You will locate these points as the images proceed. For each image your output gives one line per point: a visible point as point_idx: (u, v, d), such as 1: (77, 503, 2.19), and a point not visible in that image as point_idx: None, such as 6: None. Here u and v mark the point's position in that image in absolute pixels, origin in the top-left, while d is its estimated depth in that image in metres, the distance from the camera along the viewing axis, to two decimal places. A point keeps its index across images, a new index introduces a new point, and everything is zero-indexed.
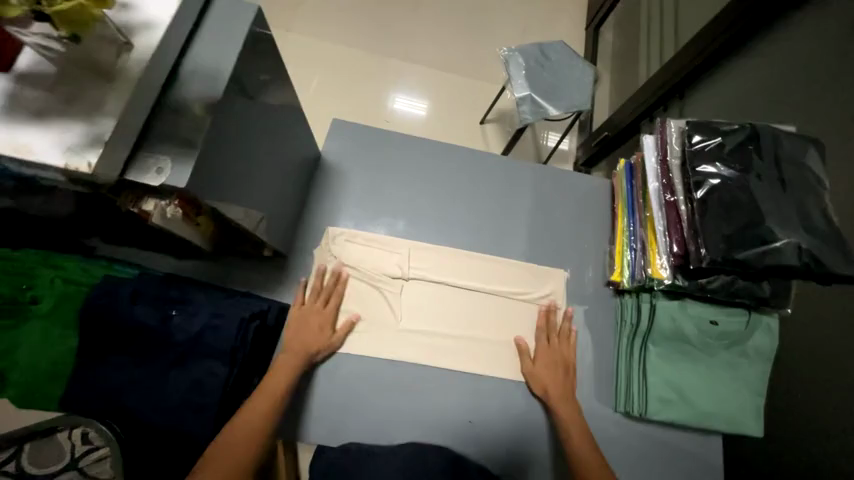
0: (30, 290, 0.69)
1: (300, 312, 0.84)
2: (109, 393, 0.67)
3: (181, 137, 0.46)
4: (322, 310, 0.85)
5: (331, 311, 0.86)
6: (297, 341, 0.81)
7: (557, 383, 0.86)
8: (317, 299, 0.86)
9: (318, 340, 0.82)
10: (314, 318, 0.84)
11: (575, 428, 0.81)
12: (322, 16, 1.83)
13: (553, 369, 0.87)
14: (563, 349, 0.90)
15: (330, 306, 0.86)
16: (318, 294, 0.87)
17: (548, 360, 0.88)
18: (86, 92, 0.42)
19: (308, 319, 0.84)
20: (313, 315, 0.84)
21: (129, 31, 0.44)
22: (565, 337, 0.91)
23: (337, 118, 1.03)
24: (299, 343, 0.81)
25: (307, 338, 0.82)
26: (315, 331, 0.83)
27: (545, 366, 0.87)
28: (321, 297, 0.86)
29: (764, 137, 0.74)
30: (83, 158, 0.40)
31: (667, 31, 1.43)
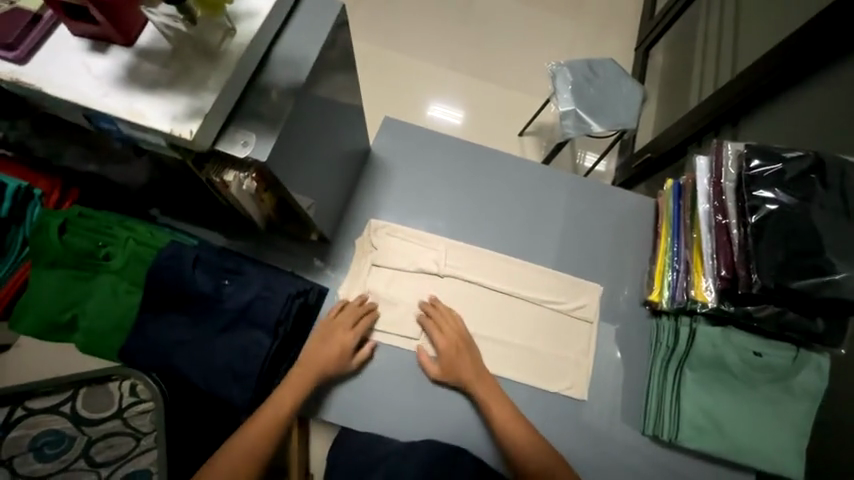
0: (104, 247, 0.76)
1: (330, 326, 0.84)
2: (165, 347, 0.74)
3: (265, 117, 0.51)
4: (351, 332, 0.84)
5: (358, 335, 0.84)
6: (318, 357, 0.81)
7: (472, 372, 0.84)
8: (347, 316, 0.85)
9: (336, 361, 0.82)
10: (340, 337, 0.83)
11: (500, 414, 0.81)
12: (376, 20, 1.90)
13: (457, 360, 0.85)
14: (458, 336, 0.87)
15: (358, 330, 0.85)
16: (352, 311, 0.86)
17: (448, 351, 0.86)
18: (193, 68, 0.47)
19: (333, 338, 0.82)
20: (337, 333, 0.83)
21: (234, 18, 0.49)
22: (451, 322, 0.88)
23: (388, 117, 1.07)
24: (320, 360, 0.81)
25: (328, 355, 0.81)
26: (336, 350, 0.82)
27: (448, 358, 0.85)
28: (353, 316, 0.85)
29: (830, 166, 0.71)
30: (186, 126, 0.44)
31: (724, 56, 1.40)
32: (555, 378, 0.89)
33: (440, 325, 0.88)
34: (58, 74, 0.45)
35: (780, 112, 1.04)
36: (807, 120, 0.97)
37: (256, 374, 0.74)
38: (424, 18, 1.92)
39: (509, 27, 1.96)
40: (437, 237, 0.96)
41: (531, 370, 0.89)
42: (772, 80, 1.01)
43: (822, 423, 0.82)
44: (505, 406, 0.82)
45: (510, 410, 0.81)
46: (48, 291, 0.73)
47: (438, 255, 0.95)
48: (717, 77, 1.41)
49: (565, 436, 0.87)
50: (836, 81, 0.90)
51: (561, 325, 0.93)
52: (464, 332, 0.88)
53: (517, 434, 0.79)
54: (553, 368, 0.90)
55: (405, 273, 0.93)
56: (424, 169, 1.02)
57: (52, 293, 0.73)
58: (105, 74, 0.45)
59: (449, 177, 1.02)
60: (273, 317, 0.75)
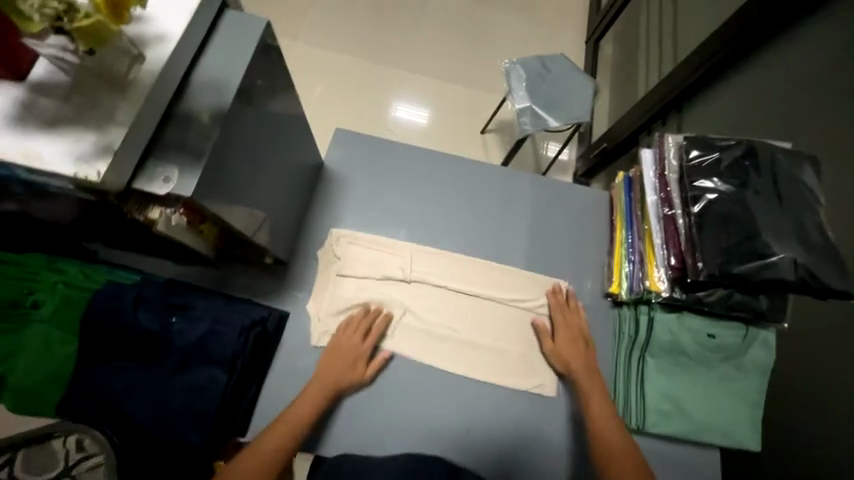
0: (31, 294, 0.69)
1: (339, 340, 0.83)
2: (108, 400, 0.68)
3: (189, 147, 0.47)
4: (360, 344, 0.83)
5: (369, 346, 0.83)
6: (328, 370, 0.80)
7: (580, 353, 0.87)
8: (356, 330, 0.84)
9: (348, 375, 0.81)
10: (350, 351, 0.82)
11: (590, 385, 0.83)
12: (328, 26, 1.87)
13: (572, 339, 0.89)
14: (574, 322, 0.91)
15: (370, 341, 0.84)
16: (358, 325, 0.85)
17: (565, 329, 0.90)
18: (98, 100, 0.43)
19: (343, 351, 0.82)
20: (345, 344, 0.83)
21: (141, 43, 0.45)
22: (573, 307, 0.93)
23: (339, 128, 1.04)
24: (334, 371, 0.80)
25: (338, 367, 0.80)
26: (348, 362, 0.81)
27: (562, 336, 0.89)
28: (362, 328, 0.84)
29: (761, 152, 0.75)
30: (92, 167, 0.40)
31: (667, 46, 1.47)
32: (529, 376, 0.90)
33: (565, 307, 0.93)
34: None
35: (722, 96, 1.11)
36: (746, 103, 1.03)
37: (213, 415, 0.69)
38: (378, 22, 1.90)
39: (462, 26, 1.96)
40: (400, 241, 0.95)
41: (506, 374, 0.89)
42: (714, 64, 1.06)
43: (778, 391, 0.87)
44: (596, 382, 0.83)
45: (597, 387, 0.83)
46: None
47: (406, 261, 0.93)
48: (661, 67, 1.47)
49: (545, 435, 0.87)
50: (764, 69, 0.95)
51: (530, 321, 0.94)
52: (583, 329, 0.91)
53: (597, 407, 0.79)
54: (526, 366, 0.90)
55: (371, 288, 0.91)
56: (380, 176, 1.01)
57: None
58: None
59: (405, 180, 1.01)
60: (228, 351, 0.71)
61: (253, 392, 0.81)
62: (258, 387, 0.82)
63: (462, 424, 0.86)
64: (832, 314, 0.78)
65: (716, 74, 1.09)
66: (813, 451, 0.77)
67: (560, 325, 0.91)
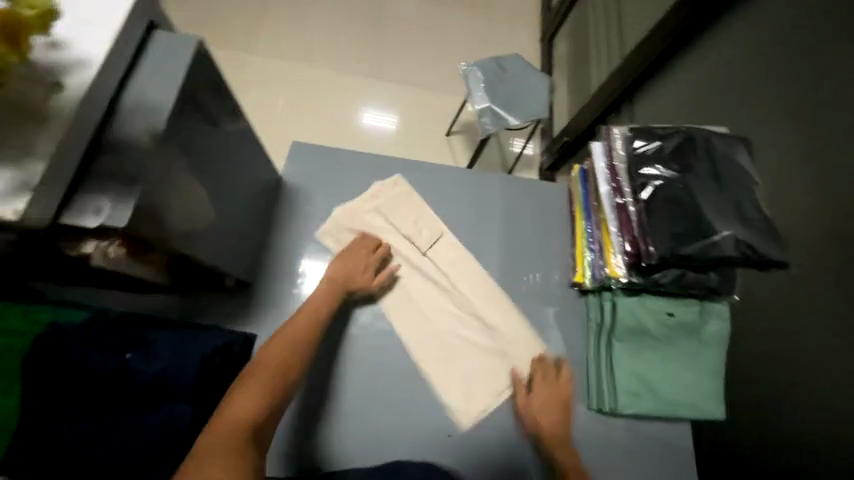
0: None
1: (348, 250, 0.90)
2: (57, 453, 0.62)
3: (124, 177, 0.46)
4: (367, 255, 0.90)
5: (375, 257, 0.90)
6: (338, 271, 0.86)
7: (557, 422, 0.83)
8: (364, 244, 0.91)
9: (355, 279, 0.87)
10: (358, 259, 0.89)
11: (565, 459, 0.78)
12: (284, 39, 1.84)
13: (551, 402, 0.85)
14: (559, 384, 0.87)
15: (377, 255, 0.91)
16: (366, 240, 0.92)
17: (546, 390, 0.86)
18: (12, 133, 0.40)
19: (352, 260, 0.88)
20: (354, 254, 0.89)
21: (58, 70, 0.43)
22: (560, 370, 0.89)
23: (296, 141, 1.02)
24: (342, 274, 0.86)
25: (347, 269, 0.87)
26: (356, 268, 0.87)
27: (541, 396, 0.85)
28: (370, 243, 0.92)
29: (698, 138, 0.80)
30: (9, 204, 0.38)
31: (614, 41, 1.53)
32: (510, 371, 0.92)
33: (551, 370, 0.89)
34: None
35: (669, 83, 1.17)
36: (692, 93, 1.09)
37: (179, 453, 0.64)
38: (335, 32, 1.89)
39: (419, 31, 1.98)
40: (418, 261, 0.97)
41: (484, 374, 0.90)
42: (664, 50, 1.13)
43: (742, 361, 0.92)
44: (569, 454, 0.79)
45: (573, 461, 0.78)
46: None
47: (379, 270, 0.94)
48: (611, 61, 1.53)
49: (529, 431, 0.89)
50: None
51: (514, 326, 0.94)
52: (567, 396, 0.86)
53: None
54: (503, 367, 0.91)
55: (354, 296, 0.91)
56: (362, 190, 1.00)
57: None
58: None
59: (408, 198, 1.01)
60: (191, 382, 0.68)
61: None
62: None
63: (438, 425, 0.86)
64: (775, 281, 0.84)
65: (659, 65, 1.19)
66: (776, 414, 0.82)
67: (542, 387, 0.86)
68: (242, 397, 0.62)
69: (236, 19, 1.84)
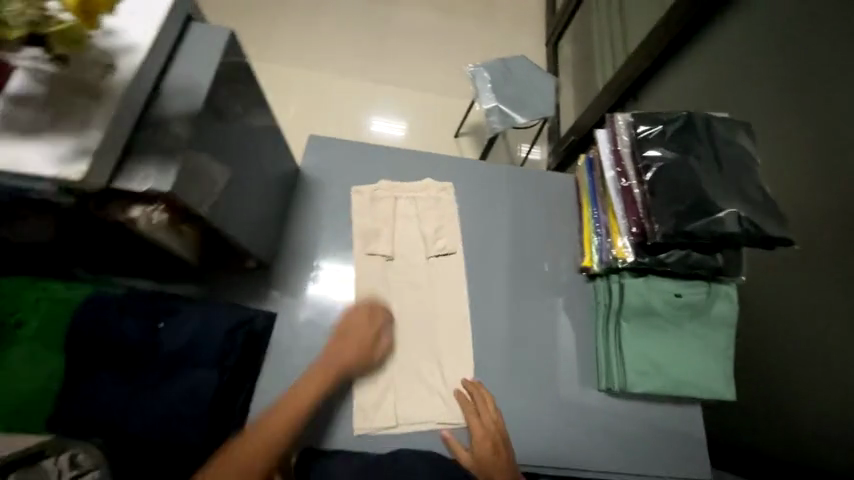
0: (16, 313, 0.69)
1: (351, 314, 0.87)
2: (95, 414, 0.67)
3: (163, 148, 0.50)
4: (371, 344, 0.85)
5: (376, 325, 0.87)
6: (342, 360, 0.82)
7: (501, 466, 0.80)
8: (364, 316, 0.87)
9: (352, 356, 0.82)
10: (359, 334, 0.85)
11: None
12: (298, 48, 1.93)
13: (492, 447, 0.82)
14: (491, 420, 0.85)
15: (375, 328, 0.87)
16: (364, 311, 0.88)
17: (482, 438, 0.82)
18: (75, 109, 0.45)
19: (355, 330, 0.85)
20: (359, 327, 0.85)
21: (112, 52, 0.48)
22: (489, 406, 0.86)
23: (314, 134, 1.08)
24: (355, 336, 0.84)
25: (352, 355, 0.82)
26: (360, 347, 0.83)
27: (481, 444, 0.82)
28: (365, 314, 0.87)
29: (700, 121, 0.82)
30: (74, 167, 0.43)
31: (619, 40, 1.57)
32: (518, 352, 0.94)
33: (481, 406, 0.86)
34: None
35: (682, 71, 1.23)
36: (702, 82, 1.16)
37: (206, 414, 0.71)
38: (346, 40, 1.97)
39: (427, 38, 2.05)
40: (420, 266, 0.99)
41: (494, 355, 0.94)
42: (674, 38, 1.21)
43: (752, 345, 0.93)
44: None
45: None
46: None
47: (387, 259, 0.98)
48: (615, 60, 1.57)
49: (539, 412, 0.90)
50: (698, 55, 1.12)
51: (521, 308, 0.98)
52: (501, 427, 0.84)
53: None
54: (511, 348, 0.94)
55: (368, 280, 0.95)
56: (395, 185, 1.04)
57: None
58: None
59: (436, 202, 1.04)
60: (216, 351, 0.74)
61: (247, 391, 0.83)
62: (250, 389, 0.83)
63: (443, 411, 0.88)
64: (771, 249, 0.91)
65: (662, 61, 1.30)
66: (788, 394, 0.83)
67: (477, 434, 0.83)
68: (237, 464, 0.65)
69: (252, 30, 1.93)
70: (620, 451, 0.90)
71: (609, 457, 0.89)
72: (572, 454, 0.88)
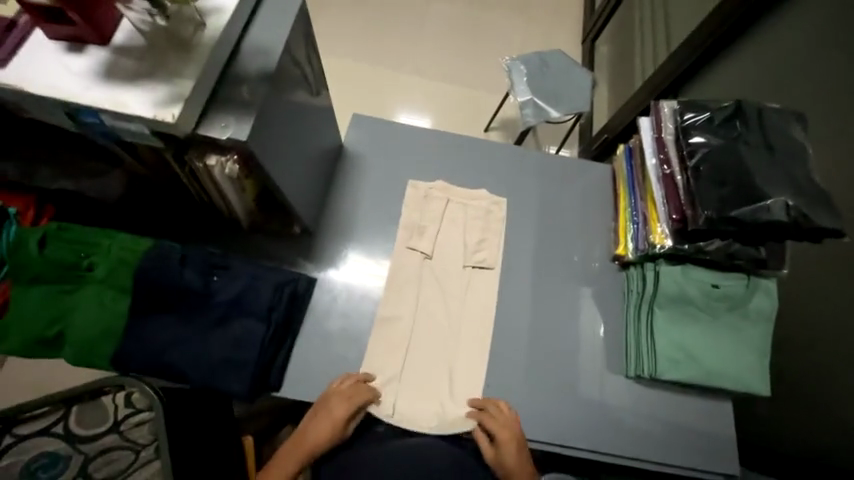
0: (87, 258, 0.75)
1: (324, 400, 0.83)
2: (155, 354, 0.74)
3: (241, 104, 0.55)
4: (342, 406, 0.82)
5: (349, 408, 0.82)
6: (315, 439, 0.82)
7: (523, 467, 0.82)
8: (341, 393, 0.83)
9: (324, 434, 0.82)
10: (333, 413, 0.82)
11: None
12: (337, 37, 1.98)
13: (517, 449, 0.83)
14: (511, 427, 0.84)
15: (354, 402, 0.82)
16: (343, 391, 0.83)
17: (505, 444, 0.83)
18: (170, 60, 0.50)
19: (325, 411, 0.82)
20: (323, 428, 0.82)
21: (203, 12, 0.53)
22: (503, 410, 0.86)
23: (358, 113, 1.12)
24: (316, 436, 0.82)
25: (324, 435, 0.82)
26: (330, 435, 0.82)
27: (506, 449, 0.83)
28: (346, 393, 0.83)
29: (750, 110, 0.82)
30: (168, 110, 0.48)
31: (660, 37, 1.55)
32: (545, 334, 0.96)
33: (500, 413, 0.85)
34: (37, 76, 0.48)
35: (724, 73, 1.15)
36: (743, 83, 1.09)
37: (254, 361, 0.77)
38: (383, 32, 2.01)
39: (463, 32, 2.07)
40: (457, 273, 0.99)
41: (521, 335, 0.95)
42: (717, 38, 1.12)
43: (790, 345, 0.91)
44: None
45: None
46: (31, 306, 0.72)
47: (425, 258, 0.99)
48: (656, 57, 1.55)
49: (564, 394, 0.92)
50: (745, 51, 1.08)
51: (551, 292, 1.00)
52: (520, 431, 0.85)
53: None
54: (538, 330, 0.96)
55: (403, 256, 0.98)
56: (450, 189, 1.05)
57: (35, 310, 0.72)
58: (83, 72, 0.49)
59: (486, 215, 1.03)
60: (264, 306, 0.79)
61: (288, 349, 0.87)
62: (289, 349, 0.87)
63: (471, 394, 0.90)
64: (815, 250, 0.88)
65: (701, 64, 1.22)
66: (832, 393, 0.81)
67: (505, 439, 0.83)
68: None
69: None
70: (644, 439, 0.90)
71: (632, 442, 0.90)
72: (596, 438, 0.90)
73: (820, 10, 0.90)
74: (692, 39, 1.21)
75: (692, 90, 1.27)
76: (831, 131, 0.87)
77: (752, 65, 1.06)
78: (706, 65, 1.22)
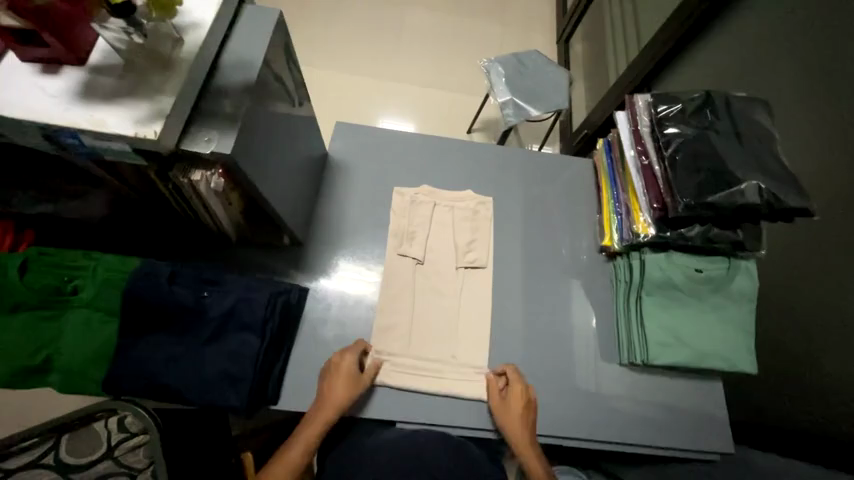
0: (72, 281, 0.74)
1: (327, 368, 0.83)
2: (147, 376, 0.73)
3: (224, 117, 0.55)
4: (342, 364, 0.83)
5: (351, 363, 0.83)
6: (337, 398, 0.80)
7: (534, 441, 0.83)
8: (349, 352, 0.85)
9: (341, 394, 0.80)
10: (344, 372, 0.82)
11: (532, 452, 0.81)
12: (315, 47, 1.98)
13: (527, 425, 0.84)
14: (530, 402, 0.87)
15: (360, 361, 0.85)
16: (350, 350, 0.85)
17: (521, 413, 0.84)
18: (149, 78, 0.51)
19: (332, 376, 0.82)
20: (340, 388, 0.81)
21: (181, 29, 0.54)
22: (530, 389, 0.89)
23: (340, 122, 1.13)
24: (334, 400, 0.80)
25: (340, 400, 0.80)
26: (349, 394, 0.81)
27: (518, 420, 0.84)
28: (350, 350, 0.85)
29: (718, 100, 0.86)
30: (149, 127, 0.48)
31: (631, 33, 1.60)
32: (538, 328, 0.97)
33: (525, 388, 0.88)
34: (12, 98, 0.48)
35: (695, 63, 1.20)
36: (711, 74, 1.14)
37: (251, 375, 0.76)
38: (361, 40, 2.03)
39: (440, 37, 2.10)
40: (450, 274, 0.99)
41: (516, 331, 0.97)
42: (685, 32, 1.17)
43: (773, 322, 0.95)
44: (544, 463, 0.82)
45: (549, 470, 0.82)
46: (14, 334, 0.70)
47: (417, 263, 0.99)
48: (628, 52, 1.60)
49: (561, 386, 0.93)
50: (712, 43, 1.13)
51: (542, 286, 1.01)
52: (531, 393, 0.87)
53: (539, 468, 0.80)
54: (532, 324, 0.97)
55: (394, 260, 0.98)
56: (436, 192, 1.06)
57: (19, 337, 0.70)
58: (60, 94, 0.49)
59: (473, 214, 1.05)
60: (258, 318, 0.78)
61: (283, 362, 0.86)
62: (285, 360, 0.87)
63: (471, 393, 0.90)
64: (789, 230, 0.92)
65: (672, 58, 1.27)
66: (816, 365, 0.85)
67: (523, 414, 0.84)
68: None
69: None
70: (642, 425, 0.92)
71: (630, 429, 0.92)
72: (595, 428, 0.91)
73: (777, 2, 0.95)
74: (662, 34, 1.25)
75: (665, 83, 1.31)
76: (797, 116, 0.91)
77: (719, 57, 1.11)
78: (677, 58, 1.26)
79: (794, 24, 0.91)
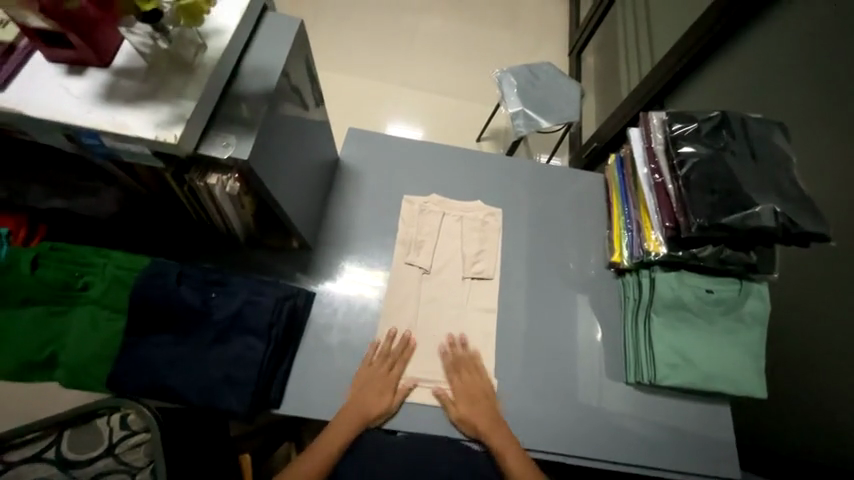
0: (81, 277, 0.74)
1: (367, 374, 0.87)
2: (151, 375, 0.73)
3: (243, 122, 0.55)
4: (387, 375, 0.87)
5: (395, 378, 0.87)
6: (367, 408, 0.84)
7: (485, 413, 0.86)
8: (383, 362, 0.88)
9: (384, 405, 0.85)
10: (378, 383, 0.86)
11: (502, 442, 0.84)
12: (329, 51, 2.00)
13: (475, 401, 0.87)
14: (476, 379, 0.90)
15: (395, 371, 0.88)
16: (383, 360, 0.89)
17: (466, 392, 0.88)
18: (171, 82, 0.51)
19: (372, 383, 0.86)
20: (369, 398, 0.85)
21: (204, 35, 0.55)
22: (477, 365, 0.92)
23: (353, 127, 1.13)
24: (362, 409, 0.84)
25: (371, 411, 0.84)
26: (384, 405, 0.85)
27: (464, 398, 0.87)
28: (387, 361, 0.89)
29: (734, 120, 0.85)
30: (170, 131, 0.48)
31: (644, 48, 1.60)
32: (545, 342, 0.96)
33: (468, 366, 0.91)
34: (38, 98, 0.48)
35: (709, 82, 1.19)
36: (726, 93, 1.14)
37: (254, 378, 0.76)
38: (374, 45, 2.05)
39: (453, 45, 2.11)
40: (456, 284, 0.99)
41: (521, 344, 0.96)
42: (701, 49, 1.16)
43: (785, 348, 0.93)
44: (506, 433, 0.85)
45: (510, 437, 0.85)
46: (24, 326, 0.70)
47: (423, 272, 0.99)
48: (641, 68, 1.60)
49: (567, 402, 0.92)
50: (728, 62, 1.13)
51: (549, 300, 1.00)
52: (486, 383, 0.90)
53: (513, 457, 0.82)
54: (538, 339, 0.96)
55: (401, 268, 0.98)
56: (445, 202, 1.06)
57: (28, 331, 0.70)
58: (83, 95, 0.49)
59: (482, 225, 1.05)
60: (265, 321, 0.78)
61: (287, 366, 0.86)
62: (289, 365, 0.86)
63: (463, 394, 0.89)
64: (801, 254, 0.91)
65: (686, 75, 1.27)
66: (827, 393, 0.83)
67: (467, 392, 0.88)
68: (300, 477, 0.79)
69: None
70: (646, 447, 0.90)
71: (636, 450, 0.90)
72: (599, 445, 0.90)
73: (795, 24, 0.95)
74: (677, 50, 1.25)
75: (677, 100, 1.31)
76: (814, 138, 0.90)
77: (735, 76, 1.10)
78: (691, 75, 1.26)
79: (812, 46, 0.91)
